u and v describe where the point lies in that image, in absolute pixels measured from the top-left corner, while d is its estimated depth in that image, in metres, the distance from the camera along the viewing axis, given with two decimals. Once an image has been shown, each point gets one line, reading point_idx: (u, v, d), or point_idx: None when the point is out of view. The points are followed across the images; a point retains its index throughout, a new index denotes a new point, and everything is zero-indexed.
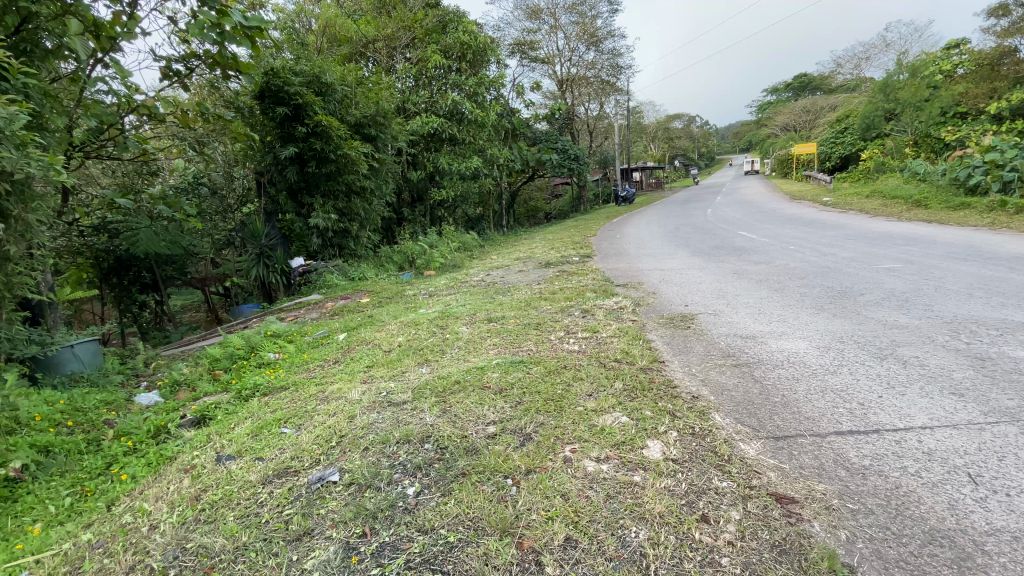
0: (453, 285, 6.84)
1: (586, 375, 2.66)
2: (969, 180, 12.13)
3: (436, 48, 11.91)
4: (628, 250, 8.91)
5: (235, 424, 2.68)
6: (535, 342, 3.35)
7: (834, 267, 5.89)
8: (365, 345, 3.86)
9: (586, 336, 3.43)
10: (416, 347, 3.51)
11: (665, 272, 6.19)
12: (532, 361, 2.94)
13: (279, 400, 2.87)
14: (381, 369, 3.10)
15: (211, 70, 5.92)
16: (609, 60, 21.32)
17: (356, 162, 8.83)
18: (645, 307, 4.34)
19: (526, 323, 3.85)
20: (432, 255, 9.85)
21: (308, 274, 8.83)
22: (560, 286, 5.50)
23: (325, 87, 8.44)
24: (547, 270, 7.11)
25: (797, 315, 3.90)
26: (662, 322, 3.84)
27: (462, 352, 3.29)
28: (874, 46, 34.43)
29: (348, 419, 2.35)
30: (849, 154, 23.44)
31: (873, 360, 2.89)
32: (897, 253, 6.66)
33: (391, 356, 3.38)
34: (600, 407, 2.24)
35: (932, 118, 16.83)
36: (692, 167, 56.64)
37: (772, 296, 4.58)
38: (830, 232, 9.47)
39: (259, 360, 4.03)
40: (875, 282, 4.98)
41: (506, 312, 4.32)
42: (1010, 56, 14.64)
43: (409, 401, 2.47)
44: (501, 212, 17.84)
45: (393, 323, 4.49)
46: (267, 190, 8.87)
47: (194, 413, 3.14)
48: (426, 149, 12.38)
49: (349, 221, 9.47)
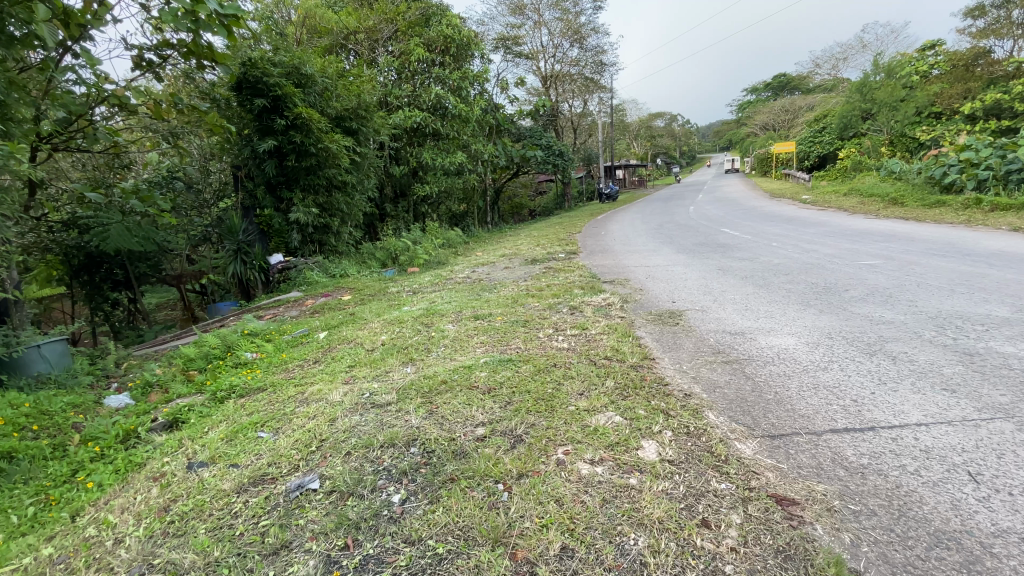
0: (437, 282, 6.72)
1: (577, 374, 2.58)
2: (945, 178, 12.41)
3: (419, 41, 11.68)
4: (613, 246, 8.89)
5: (209, 427, 2.55)
6: (523, 340, 3.27)
7: (817, 263, 5.92)
8: (347, 343, 3.74)
9: (574, 333, 3.36)
10: (401, 345, 3.40)
11: (651, 269, 6.15)
12: (522, 360, 2.86)
13: (257, 402, 2.73)
14: (365, 369, 2.98)
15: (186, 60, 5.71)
16: (593, 57, 21.34)
17: (337, 156, 8.64)
18: (632, 303, 4.29)
19: (514, 321, 3.77)
20: (416, 252, 9.68)
21: (287, 271, 8.67)
22: (546, 282, 5.43)
23: (305, 79, 8.25)
24: (533, 266, 7.03)
25: (784, 311, 3.89)
26: (650, 318, 3.80)
27: (448, 350, 3.19)
28: (851, 47, 35.00)
29: (329, 421, 2.24)
30: (827, 154, 23.87)
31: (863, 356, 2.88)
32: (878, 249, 6.76)
33: (374, 355, 3.27)
34: (594, 407, 2.16)
35: (907, 117, 17.22)
36: (674, 164, 57.11)
37: (758, 292, 4.57)
38: (811, 228, 9.58)
39: (235, 360, 3.89)
40: (859, 278, 5.02)
41: (493, 309, 4.23)
42: (984, 58, 15.99)
43: (394, 402, 2.37)
44: (485, 209, 17.69)
45: (376, 321, 4.36)
46: (245, 184, 8.62)
47: (166, 416, 3.00)
48: (409, 144, 12.18)
49: (330, 216, 9.26)
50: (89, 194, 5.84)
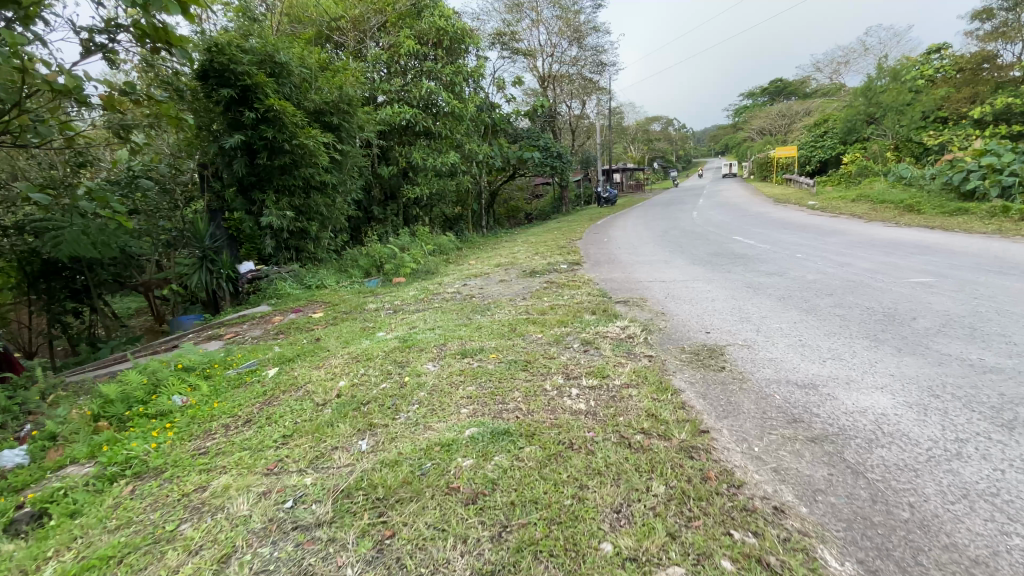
0: (422, 298, 5.87)
1: (606, 468, 1.74)
2: (965, 185, 11.70)
3: (410, 34, 10.86)
4: (619, 257, 8.08)
5: (55, 551, 1.69)
6: (524, 398, 2.40)
7: (860, 281, 5.12)
8: (296, 391, 2.88)
9: (593, 385, 2.50)
10: (360, 402, 2.53)
11: (668, 286, 5.34)
12: (525, 436, 2.00)
13: (139, 502, 1.89)
14: (306, 444, 2.12)
15: (140, 44, 4.91)
16: (593, 57, 20.65)
17: (315, 154, 7.78)
18: (657, 333, 3.49)
19: (511, 363, 2.92)
20: (403, 260, 8.80)
21: (257, 281, 7.73)
22: (549, 303, 4.61)
23: (279, 67, 7.43)
24: (532, 280, 6.21)
25: (854, 350, 3.07)
26: (687, 358, 2.97)
27: (423, 412, 2.33)
28: (852, 51, 34.42)
29: (219, 566, 1.42)
30: (828, 158, 23.28)
31: (999, 431, 2.06)
32: (921, 264, 5.99)
33: (322, 417, 2.39)
34: (644, 552, 1.36)
35: (914, 122, 16.48)
36: (670, 169, 56.64)
37: (808, 320, 3.76)
38: (831, 237, 8.82)
39: (157, 411, 3.03)
40: (920, 302, 4.22)
41: (486, 342, 3.38)
42: (991, 62, 15.43)
43: (327, 525, 1.54)
44: (479, 212, 16.82)
45: (338, 356, 3.49)
46: (212, 185, 7.75)
47: (31, 504, 2.13)
48: (398, 143, 11.36)
49: (307, 220, 8.38)
50: (32, 195, 4.96)
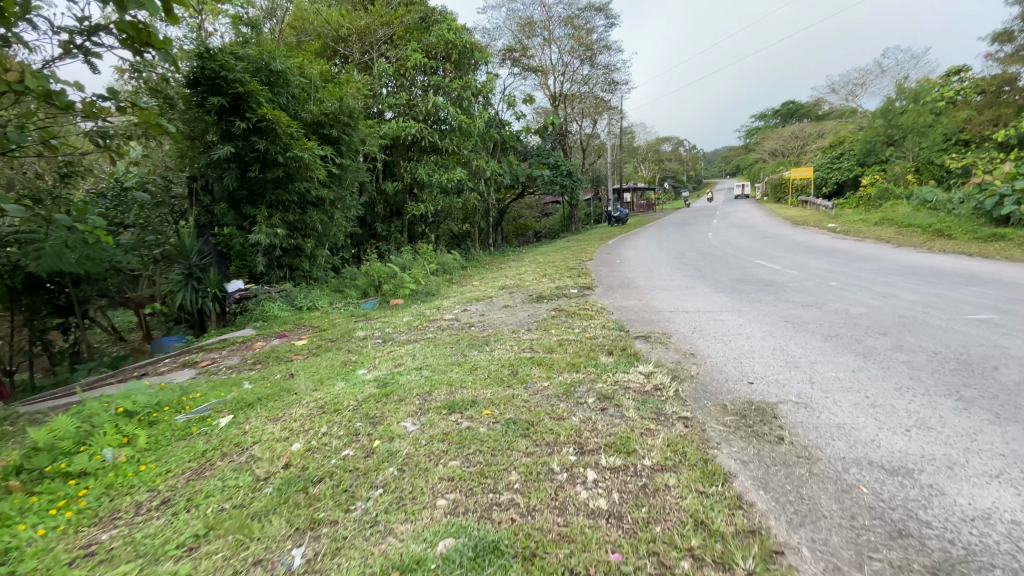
0: (417, 325, 5.32)
1: None
2: (997, 210, 11.00)
3: (416, 47, 10.51)
4: (635, 281, 7.47)
5: None
6: (523, 485, 1.79)
7: (915, 318, 4.45)
8: (237, 455, 2.31)
9: (614, 467, 1.90)
10: (308, 480, 1.95)
11: (693, 318, 4.72)
12: (523, 559, 1.41)
13: None
14: (219, 556, 1.56)
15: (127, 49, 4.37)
16: (604, 76, 20.27)
17: (310, 167, 7.30)
18: (690, 384, 2.86)
19: (508, 425, 2.30)
20: (403, 280, 8.27)
21: (245, 301, 7.22)
22: (557, 337, 4.02)
23: (275, 76, 7.01)
24: (539, 307, 5.64)
25: (942, 417, 2.42)
26: (733, 423, 2.35)
27: (391, 504, 1.73)
28: (868, 73, 33.84)
29: None
30: (845, 181, 22.62)
31: None
32: (976, 297, 5.32)
33: (254, 504, 1.82)
34: None
35: (935, 144, 15.89)
36: (681, 189, 56.26)
37: (868, 369, 3.12)
38: (863, 264, 8.13)
39: (74, 471, 2.42)
40: (996, 347, 3.56)
41: (481, 391, 2.78)
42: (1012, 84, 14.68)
43: None
44: (487, 230, 16.37)
45: (303, 404, 2.90)
46: (202, 199, 7.31)
47: None
48: (403, 159, 10.94)
49: (301, 237, 7.88)
50: None
